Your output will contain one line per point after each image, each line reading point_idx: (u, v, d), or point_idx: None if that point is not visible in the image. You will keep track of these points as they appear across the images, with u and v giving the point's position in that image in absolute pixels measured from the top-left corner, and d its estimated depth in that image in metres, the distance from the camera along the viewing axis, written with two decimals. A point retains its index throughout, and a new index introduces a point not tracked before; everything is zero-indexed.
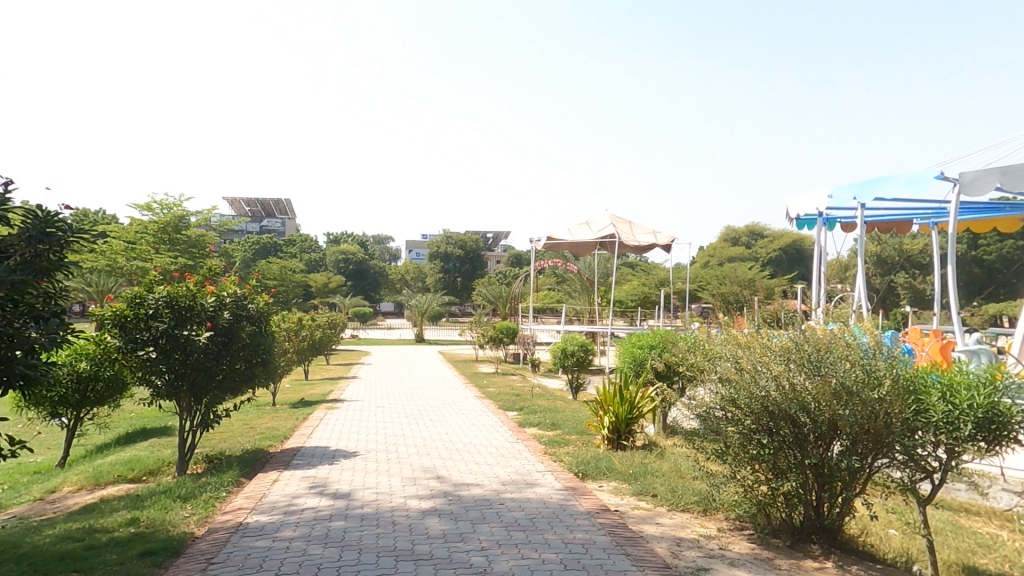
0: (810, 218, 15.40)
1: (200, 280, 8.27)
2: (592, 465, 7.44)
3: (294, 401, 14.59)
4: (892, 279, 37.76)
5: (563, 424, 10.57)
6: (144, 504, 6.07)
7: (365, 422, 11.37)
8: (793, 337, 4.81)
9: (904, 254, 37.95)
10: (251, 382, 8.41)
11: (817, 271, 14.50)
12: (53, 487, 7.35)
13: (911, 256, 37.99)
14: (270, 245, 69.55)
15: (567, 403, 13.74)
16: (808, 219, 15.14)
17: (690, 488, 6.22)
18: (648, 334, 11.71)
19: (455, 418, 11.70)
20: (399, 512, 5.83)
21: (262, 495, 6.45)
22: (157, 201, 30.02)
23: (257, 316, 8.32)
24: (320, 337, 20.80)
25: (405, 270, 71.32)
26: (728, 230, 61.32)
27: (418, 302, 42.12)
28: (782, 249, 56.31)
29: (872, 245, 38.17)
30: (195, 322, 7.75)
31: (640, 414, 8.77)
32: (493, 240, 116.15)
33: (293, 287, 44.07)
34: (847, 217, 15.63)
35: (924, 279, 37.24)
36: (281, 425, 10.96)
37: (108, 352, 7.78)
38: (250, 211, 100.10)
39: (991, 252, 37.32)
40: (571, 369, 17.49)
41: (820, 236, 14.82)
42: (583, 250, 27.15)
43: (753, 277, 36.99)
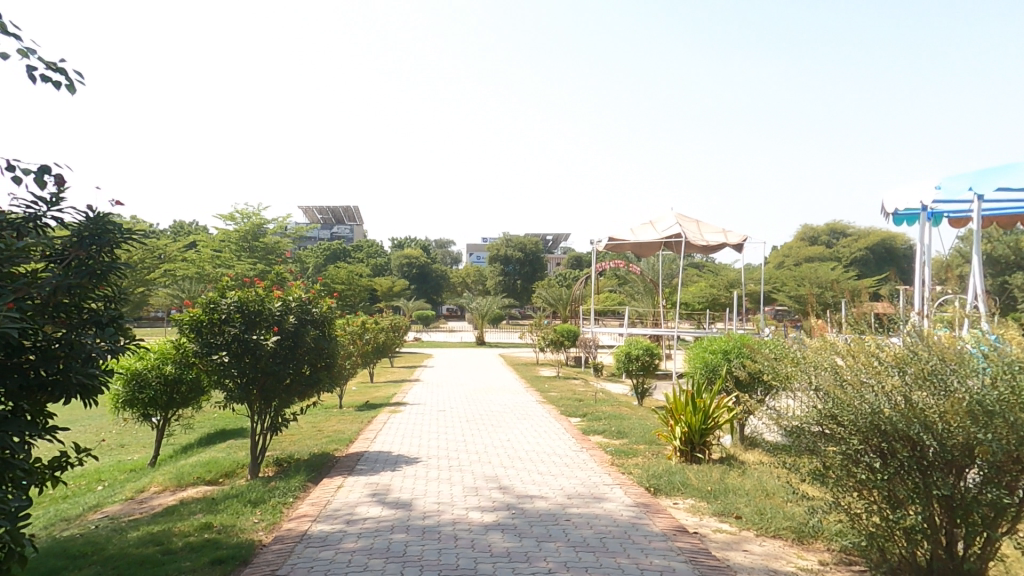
0: (910, 212, 13.94)
1: (268, 285, 8.48)
2: (665, 480, 6.91)
3: (360, 404, 14.88)
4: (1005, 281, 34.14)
5: (631, 433, 10.03)
6: (218, 508, 6.20)
7: (426, 427, 11.33)
8: (909, 345, 4.22)
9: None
10: (317, 386, 8.53)
11: (921, 272, 13.05)
12: (141, 487, 7.70)
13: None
14: (340, 251, 72.69)
15: (634, 410, 13.13)
16: (909, 213, 13.71)
17: (781, 511, 5.61)
18: (720, 338, 10.92)
19: (517, 424, 11.42)
20: (461, 526, 5.60)
21: (327, 501, 6.44)
22: (238, 211, 32.00)
23: (321, 320, 8.43)
24: (385, 341, 21.24)
25: (466, 274, 72.31)
26: (806, 228, 57.65)
27: (479, 305, 42.33)
28: (868, 247, 52.18)
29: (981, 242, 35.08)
30: (264, 326, 7.95)
31: (716, 425, 8.09)
32: (552, 243, 115.65)
33: (361, 291, 45.65)
34: (957, 211, 14.01)
35: None
36: (347, 429, 11.13)
37: (186, 355, 8.10)
38: (322, 219, 105.18)
39: None
40: (636, 375, 16.76)
41: (923, 232, 13.37)
42: (648, 251, 26.22)
43: (836, 277, 34.42)
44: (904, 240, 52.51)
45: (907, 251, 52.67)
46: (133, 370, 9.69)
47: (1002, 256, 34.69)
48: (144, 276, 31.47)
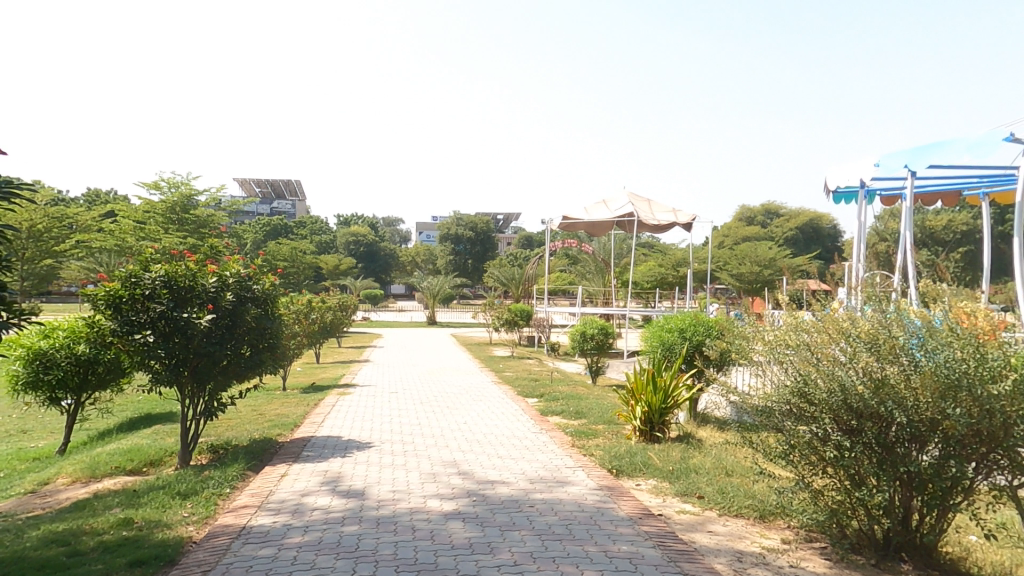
0: (849, 191, 14.49)
1: (201, 258, 7.70)
2: (627, 461, 6.82)
3: (305, 386, 14.12)
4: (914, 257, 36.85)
5: (589, 413, 9.95)
6: (140, 501, 5.55)
7: (377, 409, 10.83)
8: (880, 321, 4.16)
9: (927, 232, 36.76)
10: (258, 369, 7.84)
11: (858, 248, 13.62)
12: (46, 479, 6.84)
13: (933, 234, 36.90)
14: (281, 227, 69.24)
15: (589, 389, 13.13)
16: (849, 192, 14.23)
17: (742, 489, 5.60)
18: (676, 316, 10.96)
19: (473, 405, 11.12)
20: (419, 515, 5.24)
21: (269, 491, 5.91)
22: (164, 180, 29.54)
23: (263, 298, 7.75)
24: (331, 319, 20.33)
25: (415, 252, 70.84)
26: (744, 209, 59.87)
27: (430, 284, 41.46)
28: (798, 228, 54.95)
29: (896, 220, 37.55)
30: (196, 303, 7.19)
31: (675, 404, 8.08)
32: (503, 221, 115.33)
33: (304, 269, 43.67)
34: (888, 189, 14.68)
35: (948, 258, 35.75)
36: (290, 412, 10.47)
37: (102, 334, 7.21)
38: (261, 193, 99.68)
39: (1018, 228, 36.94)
40: (590, 353, 16.78)
41: (860, 211, 13.93)
42: (600, 230, 26.32)
43: (774, 257, 36.02)
44: (829, 220, 55.79)
45: (830, 232, 56.08)
46: (36, 349, 8.71)
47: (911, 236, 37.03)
48: (50, 248, 29.04)
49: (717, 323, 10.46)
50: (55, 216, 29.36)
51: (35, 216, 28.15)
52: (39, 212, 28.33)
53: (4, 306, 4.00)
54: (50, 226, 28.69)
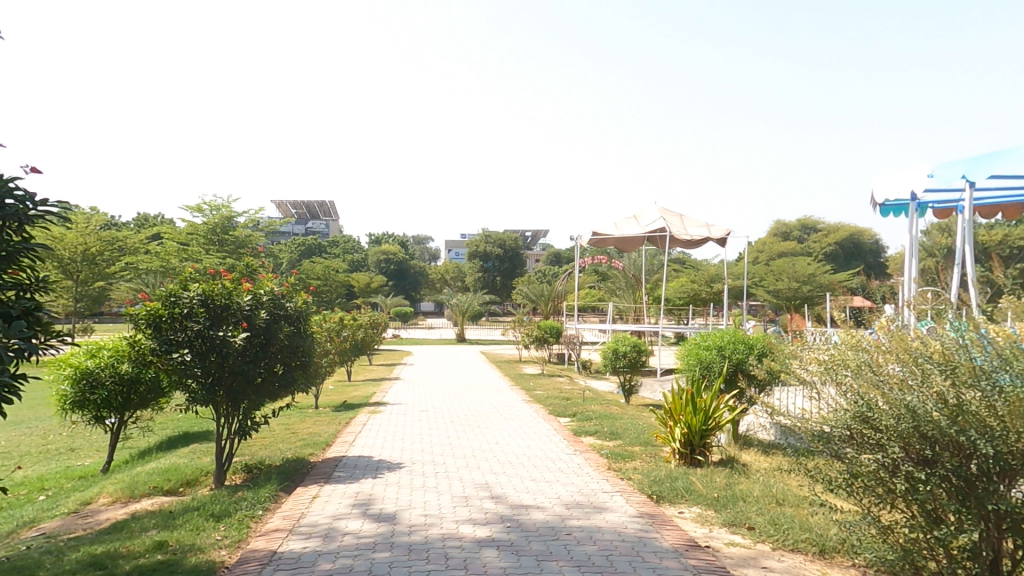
0: (897, 203, 13.89)
1: (237, 277, 7.79)
2: (668, 486, 6.48)
3: (337, 404, 14.18)
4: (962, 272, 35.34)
5: (624, 434, 9.60)
6: (175, 523, 5.53)
7: (407, 428, 10.73)
8: (954, 339, 3.81)
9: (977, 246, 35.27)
10: (291, 387, 7.86)
11: (910, 263, 12.99)
12: (88, 499, 6.93)
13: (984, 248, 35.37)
14: (315, 246, 71.00)
15: (623, 409, 12.73)
16: (897, 204, 13.66)
17: (798, 521, 5.22)
18: (714, 333, 10.55)
19: (504, 425, 10.90)
20: (452, 542, 5.05)
21: (301, 514, 5.81)
22: (206, 203, 30.66)
23: (296, 316, 7.79)
24: (362, 337, 20.51)
25: (444, 269, 71.47)
26: (779, 224, 58.41)
27: (459, 302, 41.57)
28: (837, 242, 53.25)
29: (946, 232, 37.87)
30: (231, 322, 7.25)
31: (716, 426, 7.69)
32: (531, 238, 115.56)
33: (337, 287, 44.49)
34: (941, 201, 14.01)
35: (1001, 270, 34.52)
36: (322, 431, 10.46)
37: (142, 353, 7.32)
38: (297, 213, 102.68)
39: None
40: (622, 371, 16.37)
41: (912, 224, 13.32)
42: (630, 246, 25.94)
43: (813, 273, 34.87)
44: (870, 234, 54.02)
45: (873, 247, 54.35)
46: (83, 369, 8.96)
47: None
48: (103, 270, 30.35)
49: (757, 341, 10.02)
50: (106, 239, 30.77)
51: (88, 239, 29.62)
52: (91, 235, 29.83)
53: (37, 328, 3.99)
54: (102, 250, 30.05)
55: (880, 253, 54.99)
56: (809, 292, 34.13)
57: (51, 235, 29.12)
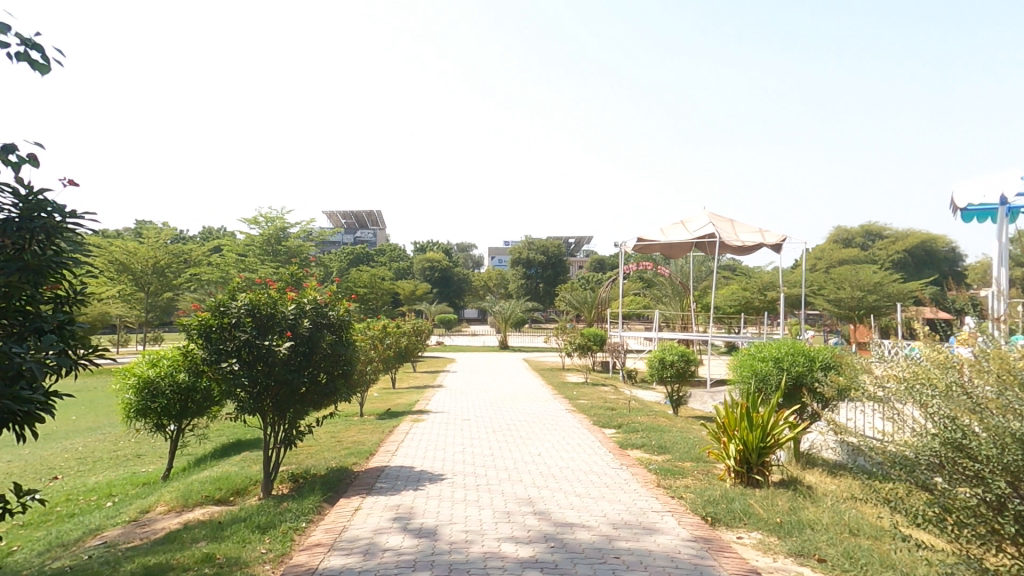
0: (983, 207, 12.86)
1: (282, 286, 7.94)
2: (724, 507, 6.06)
3: (381, 412, 14.30)
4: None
5: (674, 448, 9.14)
6: (223, 534, 5.58)
7: (450, 438, 10.66)
8: None
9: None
10: (333, 396, 7.91)
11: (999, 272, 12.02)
12: (147, 507, 7.15)
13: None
14: (363, 255, 73.01)
15: (672, 421, 12.20)
16: (985, 208, 12.70)
17: (877, 556, 4.72)
18: (770, 343, 9.94)
19: (547, 436, 10.65)
20: (493, 563, 4.84)
21: (342, 527, 5.75)
22: (262, 216, 32.04)
23: (338, 324, 7.85)
24: (407, 345, 20.72)
25: (488, 277, 71.86)
26: (840, 231, 55.50)
27: (502, 309, 41.60)
28: (907, 251, 50.10)
29: None
30: (277, 331, 7.37)
31: (776, 443, 7.16)
32: (575, 245, 114.76)
33: (383, 296, 45.42)
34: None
35: None
36: (367, 440, 10.52)
37: (193, 362, 7.51)
38: (347, 224, 106.01)
39: None
40: (670, 382, 15.77)
41: (1001, 229, 12.33)
42: (677, 251, 25.17)
43: (879, 281, 32.85)
44: (945, 240, 50.66)
45: (948, 254, 50.94)
46: (145, 378, 9.28)
47: None
48: (171, 281, 32.03)
49: (819, 353, 9.36)
50: (174, 253, 32.62)
51: (158, 253, 31.49)
52: (161, 249, 31.73)
53: (71, 343, 3.84)
54: (170, 262, 31.81)
55: (957, 263, 51.49)
56: (874, 301, 32.19)
57: (128, 249, 31.24)
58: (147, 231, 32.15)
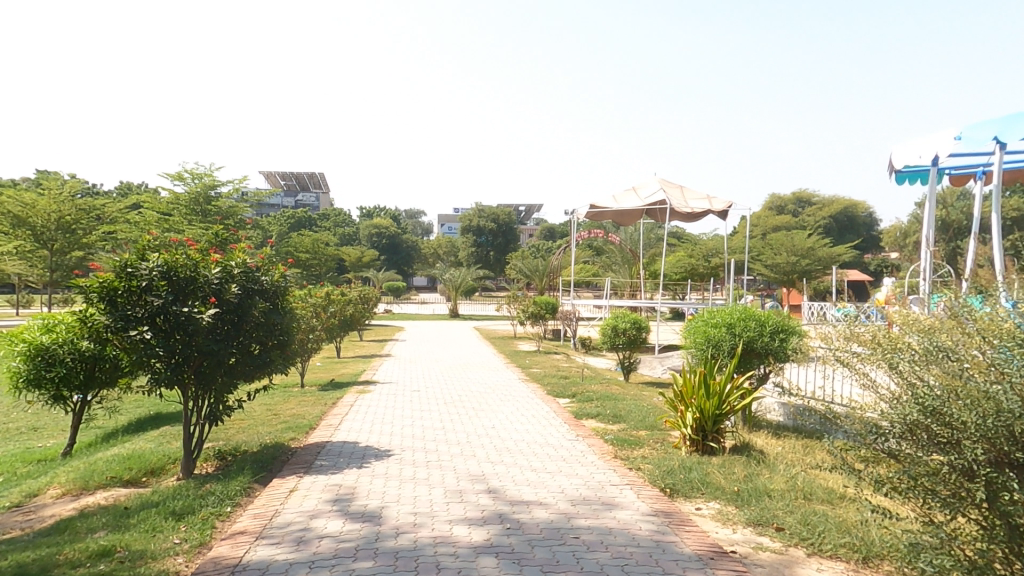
0: (914, 169, 13.40)
1: (204, 246, 7.05)
2: (681, 477, 5.90)
3: (323, 382, 13.55)
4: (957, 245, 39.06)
5: (628, 417, 9.03)
6: (129, 524, 4.87)
7: (399, 410, 10.12)
8: None
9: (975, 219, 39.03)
10: (267, 369, 7.16)
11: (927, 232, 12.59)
12: (35, 491, 6.25)
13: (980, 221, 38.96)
14: (305, 219, 69.71)
15: (624, 388, 12.18)
16: (915, 170, 13.20)
17: (834, 522, 4.65)
18: (722, 309, 9.91)
19: (500, 407, 10.34)
20: (444, 548, 4.42)
21: (274, 512, 5.17)
22: (187, 171, 29.45)
23: (271, 291, 7.11)
24: (351, 313, 19.83)
25: (438, 244, 70.34)
26: (773, 198, 57.48)
27: (452, 276, 40.82)
28: (832, 216, 52.90)
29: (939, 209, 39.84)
30: (198, 297, 6.52)
31: (730, 410, 7.04)
32: (525, 213, 114.23)
33: (327, 261, 43.42)
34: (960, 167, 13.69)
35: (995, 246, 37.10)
36: (307, 412, 9.85)
37: (95, 330, 6.51)
38: (286, 186, 100.61)
39: None
40: (621, 349, 15.82)
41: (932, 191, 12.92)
42: (628, 219, 25.16)
43: (811, 247, 34.34)
44: (864, 207, 54.03)
45: (867, 220, 54.53)
46: (38, 345, 8.20)
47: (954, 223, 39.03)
48: (80, 239, 29.07)
49: (769, 317, 9.38)
50: (84, 208, 29.53)
51: (62, 206, 28.40)
52: (66, 202, 28.62)
53: None
54: (78, 217, 28.82)
55: (874, 226, 55.28)
56: (807, 266, 33.75)
57: (23, 202, 27.96)
58: (49, 183, 28.85)
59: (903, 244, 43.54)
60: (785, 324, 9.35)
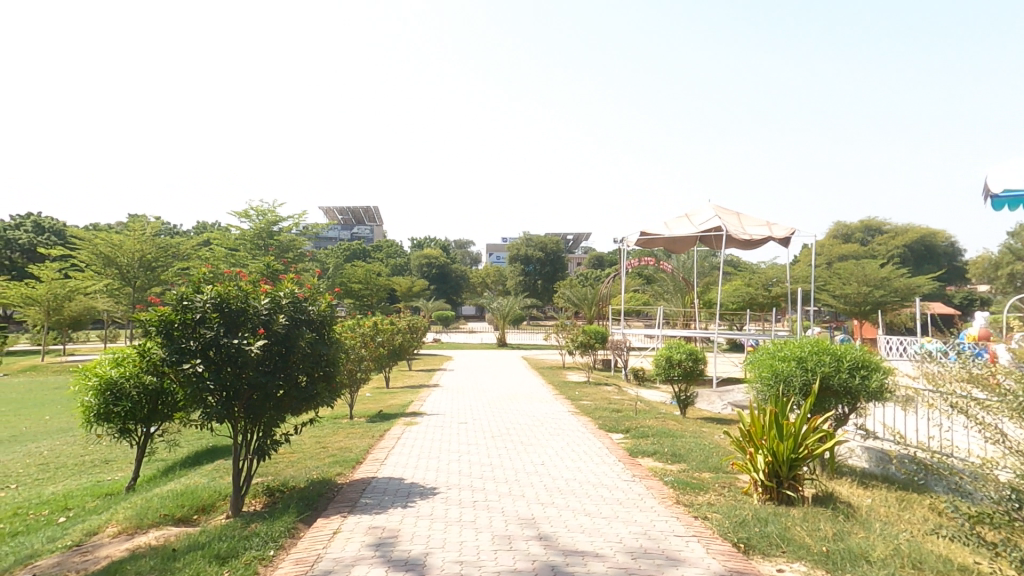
0: (1013, 194, 12.14)
1: (255, 278, 7.18)
2: (757, 532, 5.26)
3: (372, 414, 13.51)
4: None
5: (690, 458, 8.36)
6: (175, 566, 4.76)
7: (446, 444, 9.84)
8: None
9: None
10: (314, 401, 7.08)
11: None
12: (95, 528, 6.29)
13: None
14: (360, 251, 72.21)
15: (683, 425, 11.43)
16: (1013, 195, 12.01)
17: None
18: (790, 341, 9.16)
19: (550, 441, 9.87)
20: None
21: (316, 557, 4.94)
22: (254, 209, 31.08)
23: (318, 321, 7.12)
24: (401, 342, 19.96)
25: (486, 273, 70.86)
26: (839, 225, 54.56)
27: (500, 306, 40.74)
28: (906, 245, 49.56)
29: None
30: (248, 328, 6.58)
31: (809, 455, 6.31)
32: (573, 243, 114.03)
33: (379, 291, 44.46)
34: None
35: None
36: (355, 446, 9.73)
37: (152, 364, 6.64)
38: (343, 220, 105.04)
39: None
40: (677, 382, 15.00)
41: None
42: (682, 246, 24.35)
43: (886, 275, 32.06)
44: (945, 236, 50.39)
45: (946, 250, 50.87)
46: (108, 379, 8.45)
47: None
48: (157, 275, 31.09)
49: (847, 352, 8.57)
50: (162, 246, 31.69)
51: (145, 245, 30.54)
52: (148, 242, 30.77)
53: None
54: (158, 255, 30.88)
55: (956, 256, 51.52)
56: (881, 296, 31.55)
57: (112, 243, 30.23)
58: (133, 224, 31.16)
59: (994, 276, 40.04)
60: (865, 357, 8.51)
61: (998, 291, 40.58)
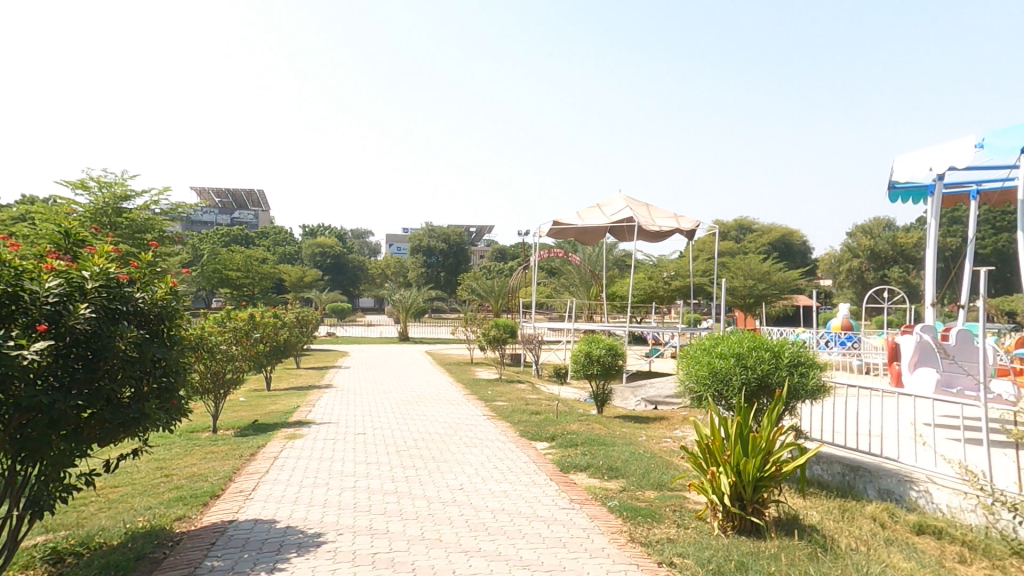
0: (911, 186, 10.83)
1: (40, 251, 4.89)
2: None
3: (243, 425, 11.07)
4: (886, 274, 40.57)
5: (629, 471, 7.27)
6: None
7: (338, 465, 7.90)
8: None
9: (898, 249, 40.87)
10: (140, 425, 4.92)
11: (931, 263, 9.87)
12: None
13: (905, 251, 40.86)
14: (240, 237, 65.22)
15: (609, 429, 10.44)
16: (910, 187, 10.67)
17: None
18: (726, 336, 8.42)
19: (467, 456, 8.31)
20: None
21: None
22: (95, 179, 25.86)
23: (143, 315, 5.00)
24: (285, 338, 17.24)
25: (385, 264, 67.14)
26: (716, 223, 58.43)
27: (401, 297, 38.26)
28: (771, 242, 54.40)
29: (866, 239, 41.54)
30: (20, 324, 4.37)
31: (778, 473, 5.30)
32: (475, 235, 112.73)
33: (261, 280, 39.68)
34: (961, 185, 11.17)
35: (917, 274, 39.67)
36: (212, 472, 7.52)
37: None
38: (221, 203, 94.55)
39: (986, 246, 39.13)
40: (595, 378, 14.15)
41: (932, 211, 10.45)
42: (592, 236, 23.88)
43: (768, 271, 34.37)
44: (799, 235, 56.25)
45: (800, 247, 56.71)
46: None
47: (881, 252, 41.09)
48: None
49: (784, 347, 7.93)
50: None
51: None
52: None
53: None
54: None
55: (808, 253, 57.71)
56: (763, 290, 33.82)
57: None
58: None
59: (835, 271, 44.69)
60: (803, 354, 7.94)
61: (837, 286, 45.74)
